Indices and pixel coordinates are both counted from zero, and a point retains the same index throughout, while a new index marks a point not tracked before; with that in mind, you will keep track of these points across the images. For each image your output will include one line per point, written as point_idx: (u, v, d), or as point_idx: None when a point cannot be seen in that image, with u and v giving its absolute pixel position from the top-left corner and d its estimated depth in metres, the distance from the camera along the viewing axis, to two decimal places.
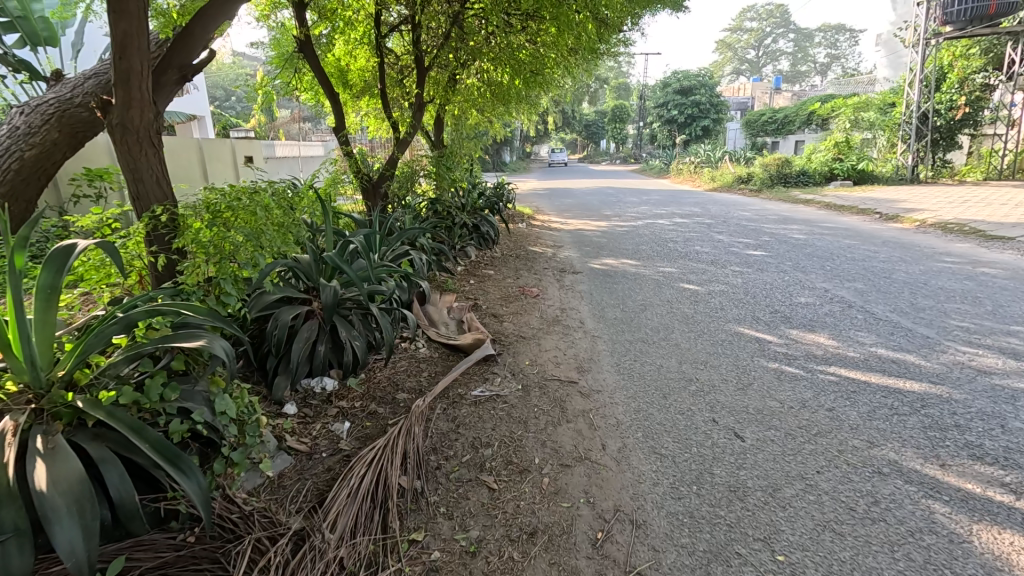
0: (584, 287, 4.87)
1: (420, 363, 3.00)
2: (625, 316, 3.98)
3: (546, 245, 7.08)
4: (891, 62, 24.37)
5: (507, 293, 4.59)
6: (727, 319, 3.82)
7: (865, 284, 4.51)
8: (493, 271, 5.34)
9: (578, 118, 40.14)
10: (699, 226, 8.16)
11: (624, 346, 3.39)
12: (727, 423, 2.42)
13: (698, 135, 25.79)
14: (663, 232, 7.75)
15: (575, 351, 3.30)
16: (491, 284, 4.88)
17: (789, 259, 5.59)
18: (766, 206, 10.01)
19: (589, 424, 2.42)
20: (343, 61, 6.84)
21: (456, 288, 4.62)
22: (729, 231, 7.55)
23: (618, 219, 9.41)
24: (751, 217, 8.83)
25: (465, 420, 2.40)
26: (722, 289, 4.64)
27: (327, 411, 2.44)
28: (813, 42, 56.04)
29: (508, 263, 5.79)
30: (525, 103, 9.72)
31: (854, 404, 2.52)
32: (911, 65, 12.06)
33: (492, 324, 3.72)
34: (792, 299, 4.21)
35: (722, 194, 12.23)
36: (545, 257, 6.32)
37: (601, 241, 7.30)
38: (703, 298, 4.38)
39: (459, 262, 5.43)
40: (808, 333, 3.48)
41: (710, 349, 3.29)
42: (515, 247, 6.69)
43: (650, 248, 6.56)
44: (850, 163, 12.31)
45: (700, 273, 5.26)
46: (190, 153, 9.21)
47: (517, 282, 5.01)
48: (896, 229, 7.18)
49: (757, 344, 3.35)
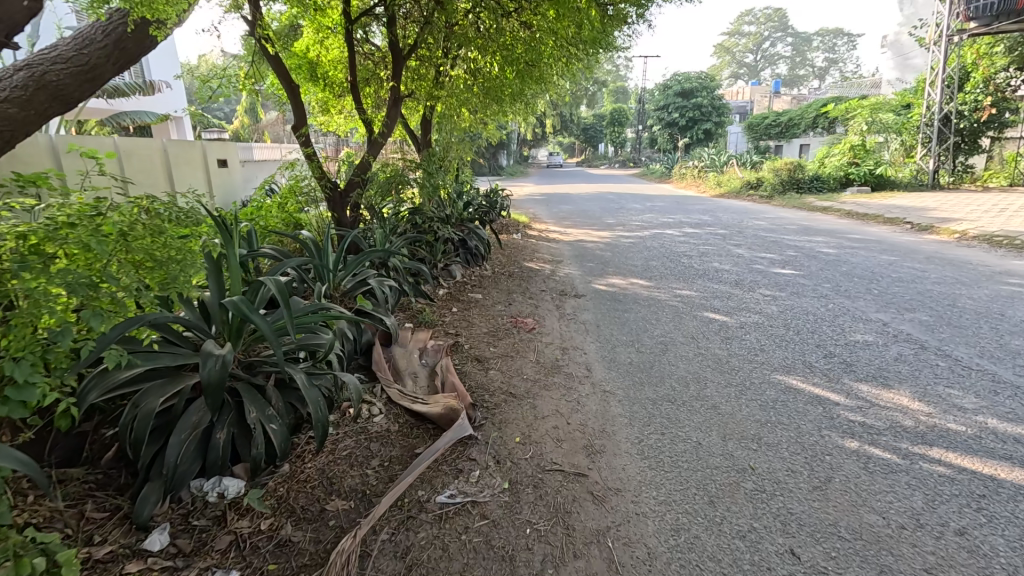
0: (589, 316, 4.07)
1: (372, 445, 2.20)
2: (641, 361, 3.18)
3: (544, 260, 6.28)
4: (898, 64, 23.72)
5: (495, 326, 3.80)
6: (772, 366, 3.02)
7: (930, 316, 3.72)
8: (480, 295, 4.54)
9: (577, 121, 39.46)
10: (712, 237, 7.37)
11: (645, 409, 2.58)
12: (814, 559, 1.61)
13: (700, 139, 25.11)
14: (673, 244, 6.97)
15: (581, 419, 2.49)
16: (477, 313, 4.09)
17: (827, 280, 4.80)
18: (782, 215, 9.24)
19: (608, 562, 1.62)
20: (312, 51, 6.02)
21: (434, 319, 3.82)
22: (748, 244, 6.77)
23: (622, 229, 8.63)
24: (768, 228, 8.06)
25: (421, 558, 1.60)
26: (755, 320, 3.84)
27: (214, 541, 1.64)
28: (811, 45, 55.57)
29: (499, 284, 4.99)
30: (520, 102, 8.94)
31: (994, 526, 1.72)
32: (931, 64, 11.34)
33: (474, 374, 2.92)
34: (847, 336, 3.41)
35: (732, 201, 11.48)
36: (542, 275, 5.52)
37: (605, 255, 6.51)
38: (736, 334, 3.58)
39: (441, 284, 4.63)
40: (882, 389, 2.68)
41: (760, 415, 2.49)
42: (509, 263, 5.89)
43: (662, 265, 5.77)
44: (866, 167, 11.59)
45: (724, 297, 4.47)
46: (152, 156, 8.32)
47: (508, 310, 4.21)
48: (936, 242, 6.41)
49: (820, 406, 2.55)
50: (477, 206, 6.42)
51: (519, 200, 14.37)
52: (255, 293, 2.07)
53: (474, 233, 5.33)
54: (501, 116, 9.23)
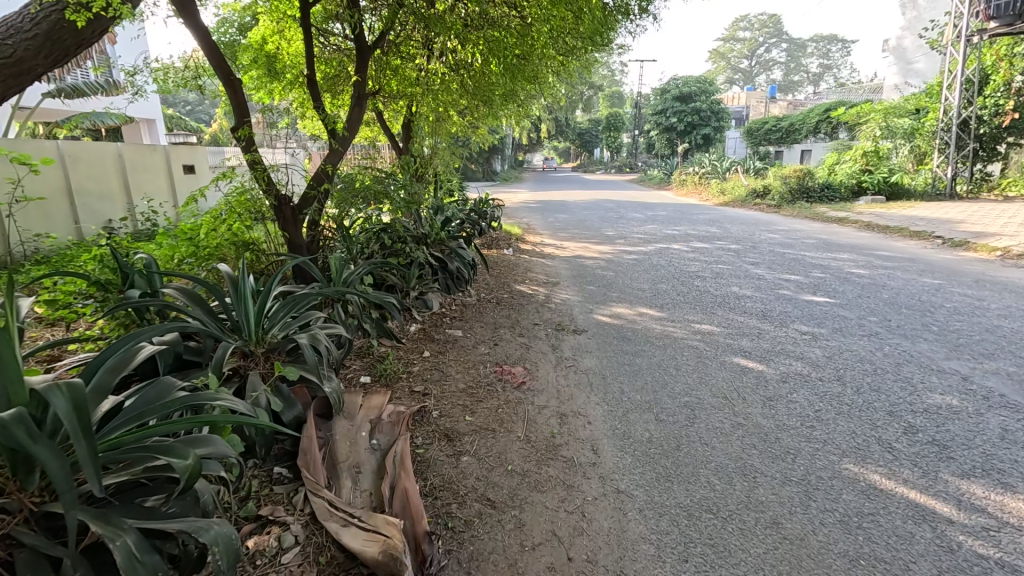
0: (592, 361, 3.31)
1: None
2: (665, 438, 2.41)
3: (538, 282, 5.52)
4: (900, 69, 23.23)
5: (475, 377, 3.04)
6: (840, 450, 2.26)
7: (1018, 366, 2.99)
8: (461, 331, 3.78)
9: (572, 126, 38.88)
10: (724, 254, 6.63)
11: (679, 531, 1.81)
12: None
13: (698, 144, 24.50)
14: (682, 261, 6.23)
15: (588, 551, 1.73)
16: (454, 356, 3.33)
17: (871, 312, 4.06)
18: (796, 227, 8.55)
19: None
20: (271, 42, 5.26)
21: (399, 368, 3.07)
22: (766, 262, 6.03)
23: (623, 242, 7.91)
24: (783, 242, 7.34)
25: None
26: (798, 369, 3.09)
27: None
28: (806, 51, 55.40)
29: (483, 314, 4.23)
30: (512, 103, 8.20)
31: None
32: (948, 66, 10.70)
33: (441, 466, 2.17)
34: (924, 399, 2.66)
35: (739, 211, 10.79)
36: (536, 301, 4.77)
37: (606, 275, 5.75)
38: (779, 392, 2.82)
39: (414, 316, 3.89)
40: (1002, 493, 1.94)
41: (845, 543, 1.72)
42: (498, 286, 5.13)
43: (673, 289, 5.02)
44: (880, 175, 10.95)
45: (752, 334, 3.73)
46: (106, 162, 7.52)
47: (492, 351, 3.46)
48: (978, 261, 5.70)
49: (926, 525, 1.79)
50: (460, 217, 5.67)
51: (513, 208, 13.63)
52: (44, 409, 1.30)
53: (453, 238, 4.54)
54: (492, 119, 8.48)
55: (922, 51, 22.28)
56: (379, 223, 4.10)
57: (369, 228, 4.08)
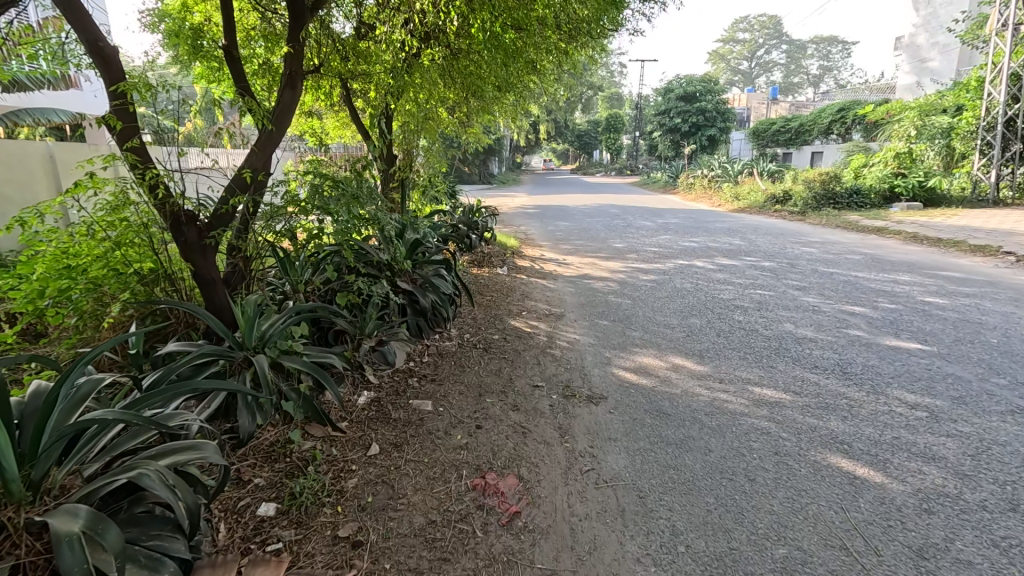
0: (620, 463, 2.23)
1: None
2: None
3: (539, 313, 4.44)
4: (914, 69, 22.26)
5: (441, 500, 1.96)
6: None
7: None
8: (431, 403, 2.69)
9: (572, 127, 37.84)
10: (759, 274, 5.56)
11: None
12: None
13: (703, 146, 23.47)
14: (711, 286, 5.15)
15: None
16: (414, 455, 2.24)
17: (992, 370, 2.98)
18: (831, 239, 7.50)
19: None
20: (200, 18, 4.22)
21: (325, 483, 2.00)
22: (814, 287, 4.96)
23: (635, 257, 6.86)
24: (825, 259, 6.27)
25: None
26: (940, 485, 2.00)
27: None
28: (807, 53, 54.52)
29: (464, 369, 3.15)
30: (508, 96, 7.11)
31: None
32: (992, 59, 9.63)
33: None
34: None
35: (759, 219, 9.75)
36: (534, 343, 3.70)
37: (622, 304, 4.68)
38: (930, 539, 1.74)
39: (369, 374, 2.86)
40: None
41: None
42: (487, 321, 4.06)
43: (710, 328, 3.94)
44: (914, 179, 9.91)
45: (839, 407, 2.65)
46: (33, 164, 6.43)
47: (471, 440, 2.38)
48: None
49: None
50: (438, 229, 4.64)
51: (510, 214, 12.60)
52: None
53: (425, 238, 3.44)
54: (484, 116, 7.41)
55: (938, 49, 21.24)
56: (329, 236, 2.95)
57: (314, 234, 2.86)
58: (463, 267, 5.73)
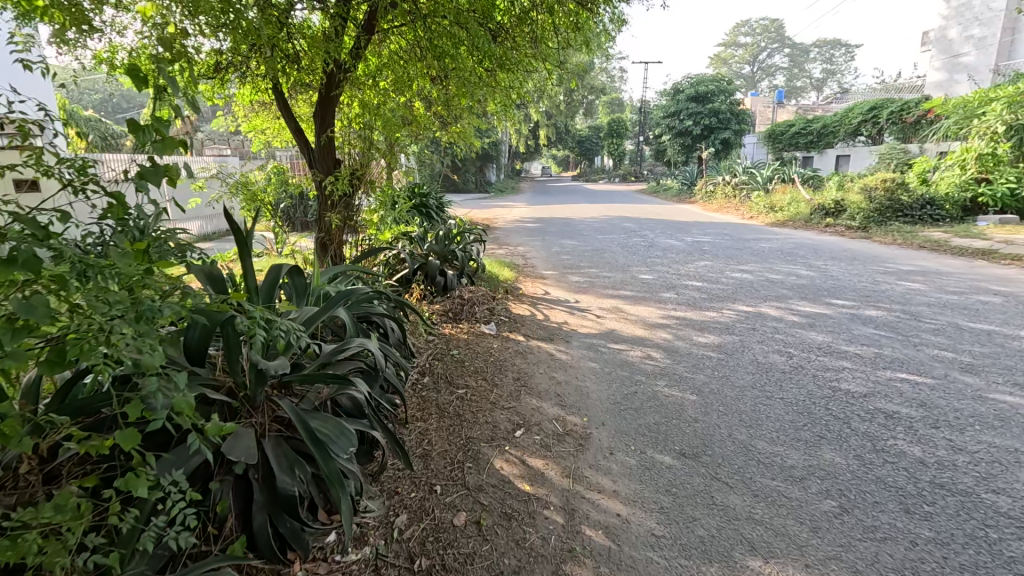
0: None
1: None
2: None
3: (548, 431, 2.53)
4: (946, 64, 20.33)
5: None
6: None
7: None
8: None
9: (573, 132, 36.12)
10: (877, 334, 3.68)
11: None
12: None
13: (716, 151, 21.65)
14: (815, 362, 3.27)
15: None
16: None
17: None
18: (932, 268, 5.61)
19: None
20: None
21: None
22: (990, 367, 3.06)
23: (674, 296, 5.00)
24: (951, 303, 4.37)
25: None
26: None
27: None
28: (812, 54, 52.78)
29: None
30: (502, 90, 5.31)
31: None
32: None
33: None
34: None
35: (814, 237, 7.87)
36: (534, 538, 1.80)
37: (683, 402, 2.82)
38: None
39: None
40: None
41: None
42: (451, 467, 2.18)
43: (874, 484, 2.05)
44: (1003, 185, 8.02)
45: None
46: None
47: None
48: None
49: None
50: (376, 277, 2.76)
51: (507, 229, 10.76)
52: None
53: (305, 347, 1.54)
54: (473, 111, 5.62)
55: (973, 42, 19.26)
56: None
57: None
58: (430, 325, 3.86)
